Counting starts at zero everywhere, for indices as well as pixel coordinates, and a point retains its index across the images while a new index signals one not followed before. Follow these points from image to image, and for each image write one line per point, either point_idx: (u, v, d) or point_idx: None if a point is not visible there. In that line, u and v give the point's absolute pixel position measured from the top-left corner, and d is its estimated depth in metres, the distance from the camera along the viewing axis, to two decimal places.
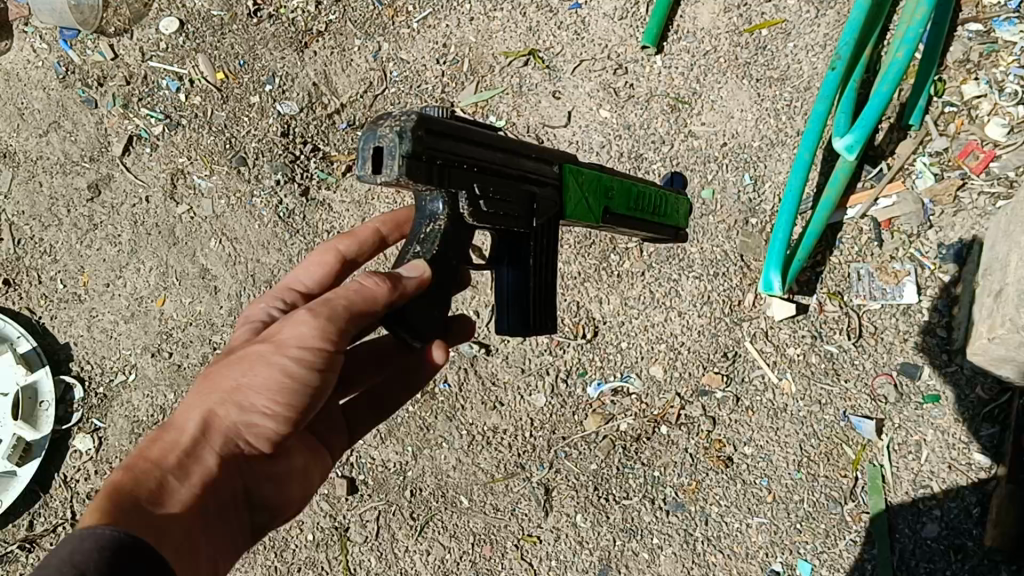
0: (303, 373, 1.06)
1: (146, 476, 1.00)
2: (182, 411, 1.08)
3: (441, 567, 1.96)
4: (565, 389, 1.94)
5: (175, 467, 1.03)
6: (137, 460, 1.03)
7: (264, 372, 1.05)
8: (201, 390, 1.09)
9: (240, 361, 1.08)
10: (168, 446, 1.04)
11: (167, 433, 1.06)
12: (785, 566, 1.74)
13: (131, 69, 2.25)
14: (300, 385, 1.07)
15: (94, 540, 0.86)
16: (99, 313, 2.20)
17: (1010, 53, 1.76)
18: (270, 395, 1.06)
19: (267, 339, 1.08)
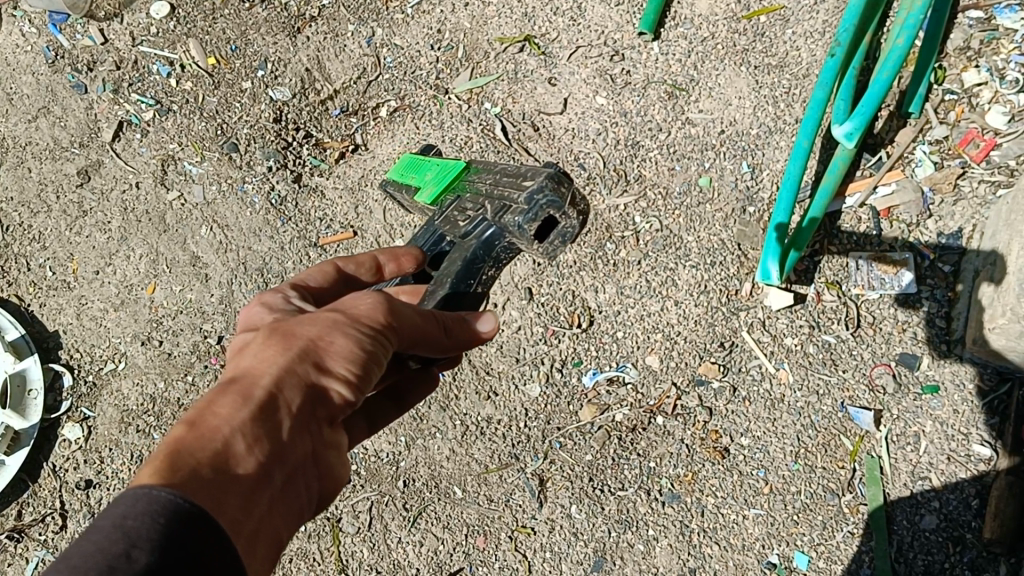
0: (373, 348, 0.97)
1: (212, 435, 0.84)
2: (253, 366, 0.92)
3: (435, 558, 1.89)
4: (559, 379, 1.90)
5: (250, 424, 0.86)
6: (205, 413, 0.86)
7: (341, 341, 0.95)
8: (267, 349, 0.94)
9: (312, 322, 0.97)
10: (239, 400, 0.88)
11: (238, 385, 0.90)
12: (781, 558, 1.71)
13: (122, 54, 2.23)
14: (369, 362, 0.97)
15: (147, 501, 0.74)
16: (89, 300, 2.14)
17: (1010, 41, 1.79)
18: (347, 362, 0.95)
19: (337, 311, 0.99)
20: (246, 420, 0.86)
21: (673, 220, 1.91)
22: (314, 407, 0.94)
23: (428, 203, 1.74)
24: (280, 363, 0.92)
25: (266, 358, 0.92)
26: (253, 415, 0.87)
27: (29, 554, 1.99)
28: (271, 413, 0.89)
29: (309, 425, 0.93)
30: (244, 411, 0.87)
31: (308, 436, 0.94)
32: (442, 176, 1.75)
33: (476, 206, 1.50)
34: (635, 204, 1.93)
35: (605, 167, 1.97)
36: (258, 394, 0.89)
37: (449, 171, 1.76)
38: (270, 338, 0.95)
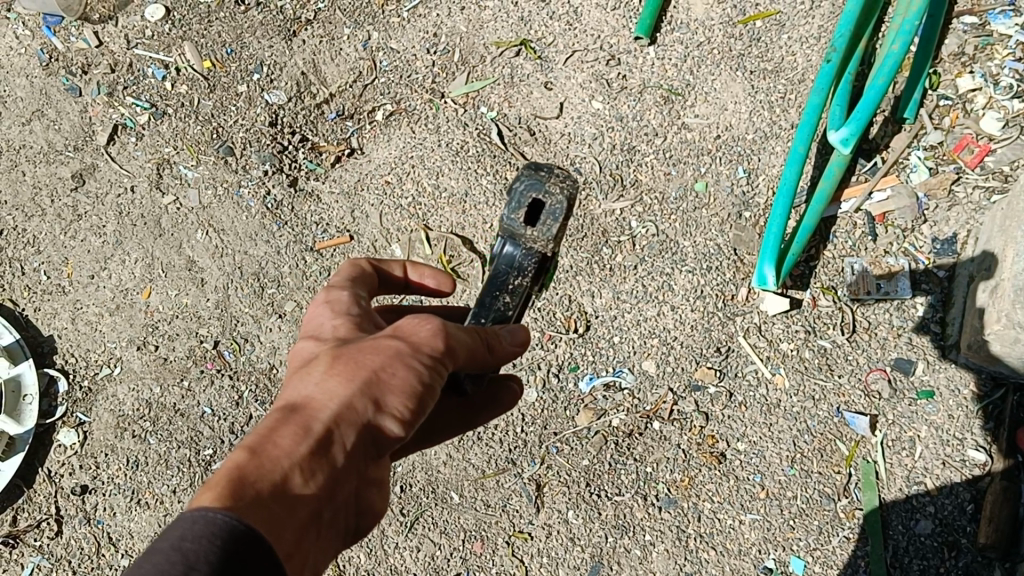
0: (434, 377, 0.90)
1: (270, 470, 0.80)
2: (317, 392, 0.87)
3: (432, 564, 1.86)
4: (556, 385, 1.89)
5: (305, 462, 0.82)
6: (264, 443, 0.82)
7: (403, 371, 0.88)
8: (331, 374, 0.88)
9: (374, 347, 0.90)
10: (298, 432, 0.83)
11: (298, 414, 0.85)
12: (777, 563, 1.70)
13: (116, 56, 2.23)
14: (429, 392, 0.90)
15: (208, 525, 0.73)
16: (84, 305, 2.12)
17: (1004, 46, 1.84)
18: (405, 400, 0.88)
19: (400, 338, 0.91)
20: (303, 455, 0.82)
21: (669, 224, 1.91)
22: (374, 439, 0.88)
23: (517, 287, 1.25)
24: (341, 396, 0.85)
25: (328, 387, 0.87)
26: (312, 450, 0.83)
27: (25, 559, 1.97)
28: (330, 450, 0.84)
29: (362, 460, 0.88)
30: (303, 447, 0.83)
31: (357, 473, 0.89)
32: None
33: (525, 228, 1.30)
34: (631, 208, 1.94)
35: (602, 172, 1.97)
36: (316, 428, 0.84)
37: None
38: (332, 363, 0.89)
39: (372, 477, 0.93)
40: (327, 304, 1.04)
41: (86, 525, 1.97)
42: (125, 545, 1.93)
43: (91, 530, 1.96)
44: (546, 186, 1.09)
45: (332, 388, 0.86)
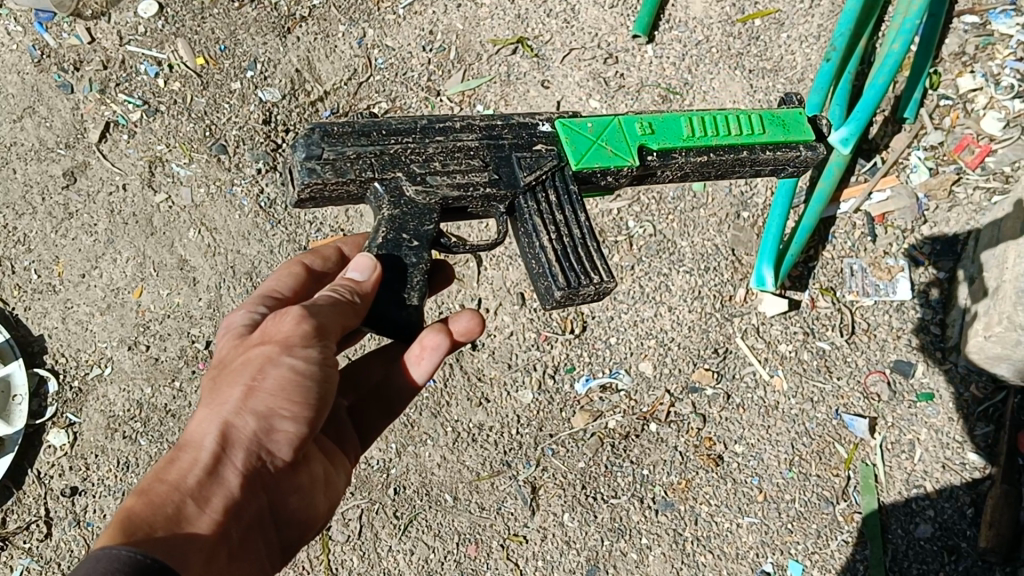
0: (305, 369, 1.09)
1: (164, 502, 0.99)
2: (198, 426, 1.07)
3: (426, 567, 1.76)
4: (552, 386, 1.85)
5: (195, 489, 1.02)
6: (156, 482, 1.02)
7: (271, 375, 1.07)
8: (207, 408, 1.08)
9: (246, 365, 1.09)
10: (186, 467, 1.03)
11: (185, 451, 1.05)
12: (776, 566, 1.67)
13: (109, 53, 2.20)
14: (303, 384, 1.09)
15: (114, 558, 0.83)
16: (75, 304, 2.06)
17: (1006, 46, 1.82)
18: (282, 398, 1.08)
19: (268, 343, 1.09)
20: (191, 485, 1.02)
21: (667, 224, 1.91)
22: (263, 446, 1.09)
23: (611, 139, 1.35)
24: (216, 422, 1.06)
25: (204, 420, 1.07)
26: (198, 479, 1.03)
27: (13, 561, 1.91)
28: (217, 472, 1.04)
29: (259, 472, 1.09)
30: (190, 477, 1.02)
31: (258, 483, 1.10)
32: (603, 136, 1.35)
33: (416, 144, 1.27)
34: (628, 208, 1.93)
35: None
36: (202, 458, 1.04)
37: (589, 131, 1.35)
38: (210, 397, 1.09)
39: (279, 486, 1.13)
40: (223, 328, 1.21)
41: (75, 527, 1.92)
42: None
43: (81, 533, 1.91)
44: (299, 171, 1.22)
45: (207, 420, 1.07)
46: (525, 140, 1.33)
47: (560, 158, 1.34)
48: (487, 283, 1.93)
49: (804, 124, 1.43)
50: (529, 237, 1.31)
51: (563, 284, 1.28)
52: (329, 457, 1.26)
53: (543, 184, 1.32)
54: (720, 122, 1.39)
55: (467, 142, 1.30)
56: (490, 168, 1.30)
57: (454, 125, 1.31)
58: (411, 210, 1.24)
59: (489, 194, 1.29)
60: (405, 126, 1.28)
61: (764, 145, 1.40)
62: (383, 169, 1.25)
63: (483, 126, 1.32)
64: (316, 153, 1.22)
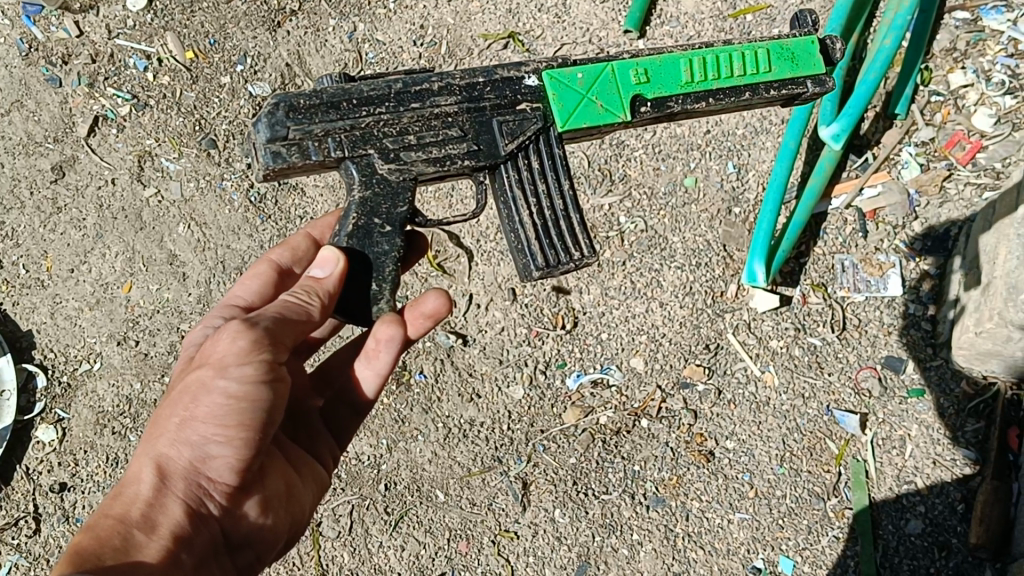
0: (241, 392, 1.06)
1: (107, 536, 0.98)
2: (139, 460, 1.07)
3: (416, 563, 1.77)
4: (544, 381, 1.84)
5: (138, 522, 1.02)
6: (100, 518, 1.02)
7: (206, 401, 1.05)
8: (150, 440, 1.08)
9: (183, 393, 1.07)
10: (128, 501, 1.03)
11: (127, 486, 1.05)
12: (767, 563, 1.67)
13: (97, 47, 2.17)
14: (241, 406, 1.06)
15: None
16: (63, 299, 2.05)
17: (996, 42, 1.83)
18: (221, 422, 1.06)
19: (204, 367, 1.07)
20: (134, 518, 1.01)
21: (658, 220, 1.90)
22: (207, 473, 1.08)
23: (599, 92, 1.26)
24: (155, 454, 1.06)
25: (145, 452, 1.07)
26: (141, 512, 1.02)
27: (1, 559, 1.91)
28: (160, 504, 1.04)
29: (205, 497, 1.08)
30: (132, 511, 1.02)
31: (207, 510, 1.09)
32: (593, 90, 1.26)
33: (390, 113, 1.18)
34: (619, 204, 1.92)
35: (591, 166, 1.95)
36: (144, 491, 1.04)
37: (579, 85, 1.26)
38: (153, 428, 1.09)
39: (233, 508, 1.13)
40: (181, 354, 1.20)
41: (64, 523, 1.92)
42: None
43: (69, 529, 1.91)
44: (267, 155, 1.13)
45: (147, 453, 1.07)
46: (507, 99, 1.24)
47: (544, 120, 1.26)
48: (477, 278, 1.91)
49: (815, 55, 1.33)
50: (509, 213, 1.29)
51: (541, 264, 1.29)
52: (293, 469, 1.24)
53: (523, 149, 1.26)
54: (723, 62, 1.29)
55: (445, 107, 1.20)
56: (469, 137, 1.22)
57: (431, 87, 1.20)
58: (382, 190, 1.18)
59: (467, 166, 1.22)
60: (378, 92, 1.18)
61: (768, 83, 1.31)
62: (353, 147, 1.16)
63: (463, 86, 1.22)
64: (282, 135, 1.13)
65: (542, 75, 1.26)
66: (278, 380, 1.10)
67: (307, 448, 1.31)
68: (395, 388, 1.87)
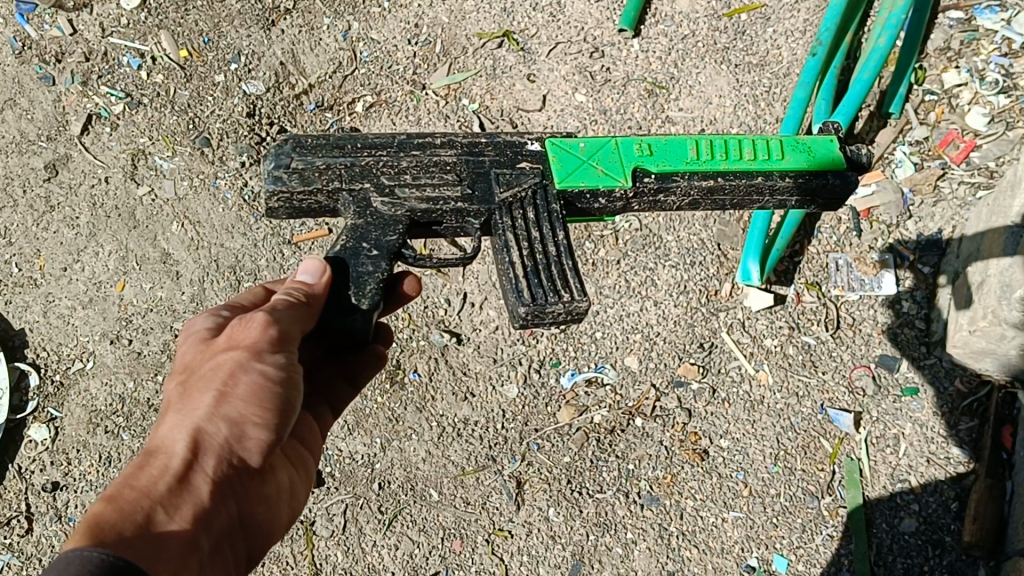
0: (274, 375, 1.06)
1: (134, 507, 0.96)
2: (169, 433, 1.04)
3: (410, 563, 1.73)
4: (538, 380, 1.84)
5: (166, 496, 0.98)
6: (126, 487, 0.98)
7: (243, 381, 1.04)
8: (176, 415, 1.05)
9: (214, 374, 1.05)
10: (157, 473, 1.00)
11: (156, 458, 1.02)
12: (761, 561, 1.66)
13: (91, 45, 2.19)
14: (272, 390, 1.06)
15: (80, 563, 0.82)
16: (56, 298, 2.01)
17: (990, 41, 1.84)
18: (252, 405, 1.05)
19: (235, 351, 1.06)
20: (162, 491, 0.98)
21: (652, 219, 1.92)
22: (234, 454, 1.06)
23: (600, 163, 1.24)
24: (186, 430, 1.03)
25: (174, 427, 1.04)
26: (169, 485, 1.00)
27: None
28: (188, 479, 1.01)
29: (229, 479, 1.05)
30: (161, 483, 0.99)
31: (230, 493, 1.07)
32: (595, 156, 1.25)
33: (389, 157, 1.21)
34: None
35: None
36: (174, 464, 1.01)
37: (581, 152, 1.25)
38: (179, 405, 1.06)
39: (249, 496, 1.10)
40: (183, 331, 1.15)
41: (57, 522, 1.84)
42: None
43: (62, 528, 1.83)
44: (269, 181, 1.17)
45: (177, 427, 1.04)
46: (507, 157, 1.24)
47: (543, 176, 1.24)
48: (472, 279, 1.92)
49: (832, 151, 1.27)
50: (502, 255, 1.21)
51: (527, 302, 1.17)
52: (294, 462, 1.21)
53: (522, 202, 1.22)
54: (733, 147, 1.25)
55: (444, 157, 1.22)
56: (464, 182, 1.21)
57: (434, 142, 1.24)
58: (374, 219, 1.16)
59: (457, 208, 1.20)
60: (382, 141, 1.22)
61: (783, 172, 1.25)
62: (351, 179, 1.18)
63: (464, 143, 1.24)
64: (286, 163, 1.17)
65: (545, 143, 1.27)
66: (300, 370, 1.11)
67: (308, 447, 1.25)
68: (388, 387, 1.86)
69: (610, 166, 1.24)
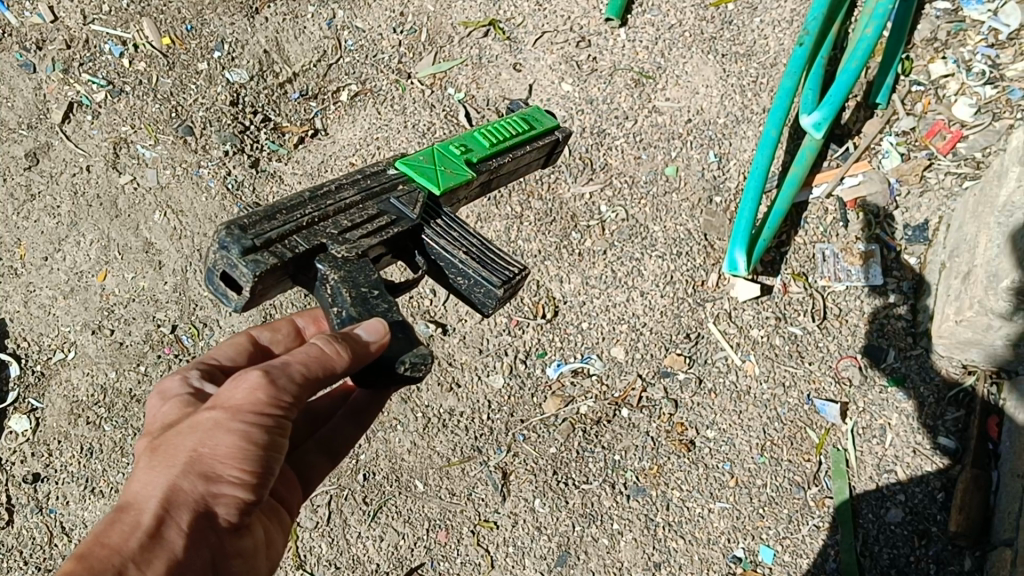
0: (260, 439, 0.98)
1: (103, 567, 0.87)
2: (142, 489, 0.96)
3: (396, 554, 1.71)
4: (524, 370, 1.84)
5: (138, 553, 0.90)
6: (95, 544, 0.90)
7: (224, 441, 0.97)
8: (150, 469, 0.97)
9: (193, 430, 0.98)
10: (128, 529, 0.92)
11: (127, 514, 0.94)
12: (746, 552, 1.64)
13: (72, 32, 2.18)
14: (256, 454, 0.98)
15: None
16: (37, 288, 1.98)
17: (976, 32, 1.83)
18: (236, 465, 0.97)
19: (216, 409, 0.98)
20: (133, 549, 0.90)
21: (639, 209, 1.92)
22: (212, 513, 0.97)
23: (444, 169, 1.43)
24: (161, 484, 0.95)
25: (148, 483, 0.96)
26: (141, 543, 0.91)
27: None
28: (162, 536, 0.93)
29: (206, 537, 0.97)
30: (133, 541, 0.91)
31: (209, 549, 0.98)
32: (438, 164, 1.43)
33: (316, 212, 1.28)
34: (601, 192, 1.95)
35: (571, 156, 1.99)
36: (144, 521, 0.93)
37: (427, 163, 1.43)
38: (152, 461, 0.98)
39: (226, 552, 1.01)
40: (158, 393, 1.11)
41: (38, 514, 1.78)
42: (78, 534, 1.74)
43: (43, 520, 1.78)
44: (237, 271, 1.14)
45: (151, 481, 0.96)
46: (387, 182, 1.38)
47: (424, 191, 1.39)
48: None
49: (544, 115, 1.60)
50: (447, 262, 1.33)
51: (500, 281, 1.30)
52: (266, 513, 1.13)
53: (429, 214, 1.38)
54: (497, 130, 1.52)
55: (352, 197, 1.33)
56: (383, 211, 1.33)
57: (331, 188, 1.33)
58: (352, 266, 1.22)
59: (398, 232, 1.32)
60: (294, 203, 1.27)
61: (534, 137, 1.56)
62: (308, 240, 1.23)
63: (351, 183, 1.35)
64: (251, 246, 1.16)
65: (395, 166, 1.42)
66: (287, 433, 1.02)
67: (281, 497, 1.19)
68: None
69: (455, 170, 1.43)
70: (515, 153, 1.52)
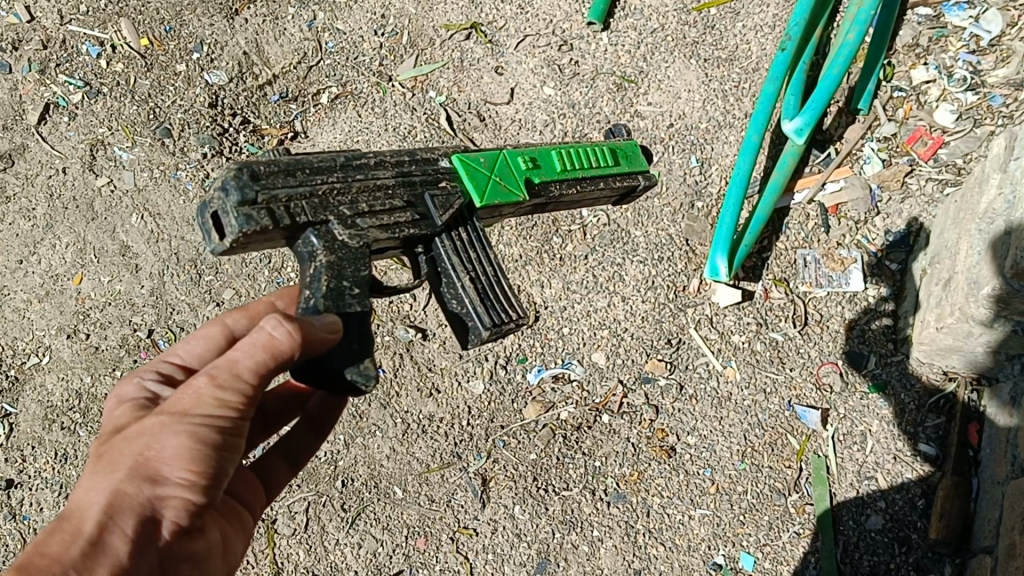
0: (211, 438, 0.97)
1: None
2: (85, 497, 0.95)
3: (375, 561, 1.72)
4: (504, 376, 1.82)
5: (79, 561, 0.89)
6: (34, 555, 0.89)
7: (170, 442, 0.96)
8: (93, 476, 0.96)
9: (139, 435, 0.97)
10: (68, 538, 0.91)
11: (67, 523, 0.93)
12: (727, 558, 1.65)
13: (49, 33, 2.15)
14: (206, 454, 0.97)
15: None
16: (12, 291, 1.96)
17: (959, 38, 1.82)
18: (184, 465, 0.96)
19: (163, 413, 0.98)
20: (74, 558, 0.89)
21: (620, 214, 1.91)
22: (158, 516, 0.96)
23: (498, 182, 1.39)
24: (104, 490, 0.94)
25: (91, 490, 0.95)
26: (82, 551, 0.90)
27: None
28: (103, 543, 0.92)
29: (151, 542, 0.96)
30: (72, 549, 0.90)
31: (155, 554, 0.97)
32: (495, 173, 1.39)
33: (341, 183, 1.22)
34: None
35: None
36: (86, 529, 0.92)
37: (484, 167, 1.38)
38: (96, 468, 0.97)
39: (174, 556, 1.00)
40: (114, 397, 1.11)
41: (11, 520, 1.79)
42: None
43: (16, 526, 1.79)
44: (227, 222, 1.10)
45: (94, 487, 0.95)
46: (431, 176, 1.33)
47: (465, 196, 1.35)
48: None
49: (639, 156, 1.64)
50: (449, 281, 1.31)
51: (488, 324, 1.29)
52: (223, 516, 1.13)
53: (457, 223, 1.34)
54: (584, 157, 1.53)
55: (385, 180, 1.27)
56: (409, 206, 1.27)
57: (370, 163, 1.27)
58: (345, 255, 1.16)
59: (411, 234, 1.26)
60: (326, 164, 1.22)
61: (616, 175, 1.59)
62: (314, 212, 1.17)
63: (393, 164, 1.29)
64: (252, 198, 1.11)
65: (452, 158, 1.38)
66: (244, 431, 1.02)
67: (243, 500, 1.20)
68: None
69: (505, 187, 1.39)
70: (585, 185, 1.52)
